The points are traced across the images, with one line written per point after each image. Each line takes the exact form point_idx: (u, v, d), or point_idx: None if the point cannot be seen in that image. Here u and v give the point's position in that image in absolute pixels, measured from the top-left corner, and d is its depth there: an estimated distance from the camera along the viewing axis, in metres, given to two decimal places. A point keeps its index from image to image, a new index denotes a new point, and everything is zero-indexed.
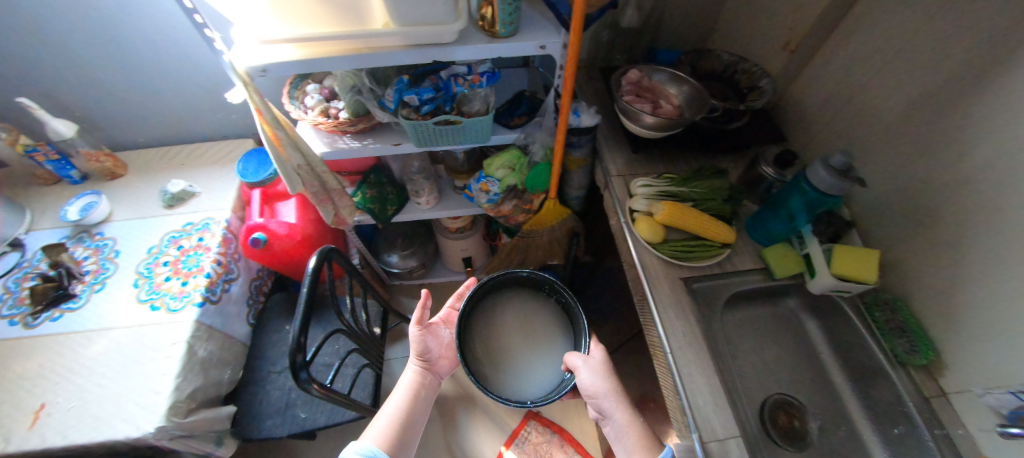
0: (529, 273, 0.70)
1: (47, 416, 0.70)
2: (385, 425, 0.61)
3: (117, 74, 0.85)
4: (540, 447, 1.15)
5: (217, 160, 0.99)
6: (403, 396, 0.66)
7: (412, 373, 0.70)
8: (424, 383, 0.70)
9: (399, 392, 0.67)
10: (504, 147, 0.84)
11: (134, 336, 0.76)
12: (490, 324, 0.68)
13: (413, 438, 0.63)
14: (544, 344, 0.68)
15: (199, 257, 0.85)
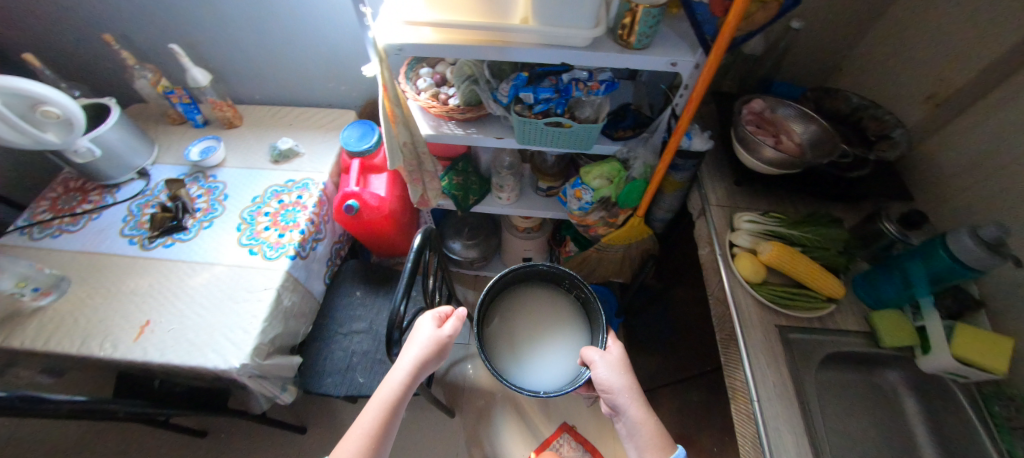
0: (548, 267, 0.74)
1: (149, 332, 0.76)
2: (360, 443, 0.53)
3: (254, 34, 0.92)
4: None
5: (321, 126, 1.06)
6: (378, 412, 0.55)
7: (400, 381, 0.57)
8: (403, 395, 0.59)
9: (370, 409, 0.56)
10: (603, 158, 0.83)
11: (233, 275, 0.82)
12: (512, 312, 0.75)
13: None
14: (556, 327, 0.74)
15: (296, 213, 0.90)
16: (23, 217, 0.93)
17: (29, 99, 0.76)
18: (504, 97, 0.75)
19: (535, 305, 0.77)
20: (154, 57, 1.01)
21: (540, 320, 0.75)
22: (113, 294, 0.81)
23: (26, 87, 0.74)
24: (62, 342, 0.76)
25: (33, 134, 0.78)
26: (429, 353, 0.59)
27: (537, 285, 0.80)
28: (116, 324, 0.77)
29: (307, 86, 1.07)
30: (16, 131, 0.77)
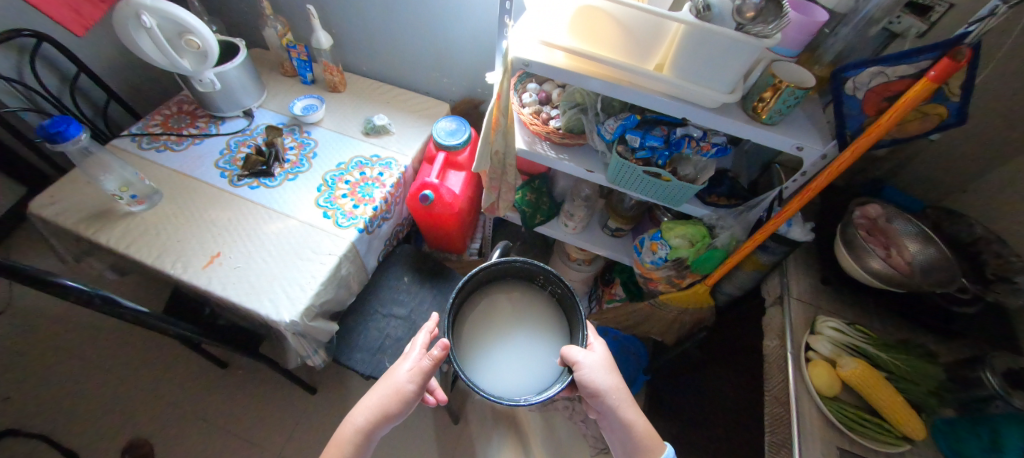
0: (522, 262, 0.62)
1: (217, 264, 0.79)
2: None
3: (383, 10, 0.99)
4: None
5: (414, 110, 1.10)
6: None
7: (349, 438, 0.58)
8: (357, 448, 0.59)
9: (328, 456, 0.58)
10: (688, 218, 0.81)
11: (303, 232, 0.85)
12: (477, 314, 0.63)
13: None
14: (526, 327, 0.63)
15: (374, 189, 0.93)
16: (137, 126, 1.01)
17: (180, 26, 0.82)
18: (607, 134, 0.75)
19: (510, 304, 0.65)
20: (287, 11, 1.10)
21: (518, 321, 0.63)
22: (194, 219, 0.85)
23: (183, 17, 0.79)
24: (141, 250, 0.81)
25: (172, 58, 0.84)
26: (385, 407, 0.58)
27: (511, 284, 0.67)
28: (190, 247, 0.81)
29: (411, 68, 1.12)
30: (159, 51, 0.83)
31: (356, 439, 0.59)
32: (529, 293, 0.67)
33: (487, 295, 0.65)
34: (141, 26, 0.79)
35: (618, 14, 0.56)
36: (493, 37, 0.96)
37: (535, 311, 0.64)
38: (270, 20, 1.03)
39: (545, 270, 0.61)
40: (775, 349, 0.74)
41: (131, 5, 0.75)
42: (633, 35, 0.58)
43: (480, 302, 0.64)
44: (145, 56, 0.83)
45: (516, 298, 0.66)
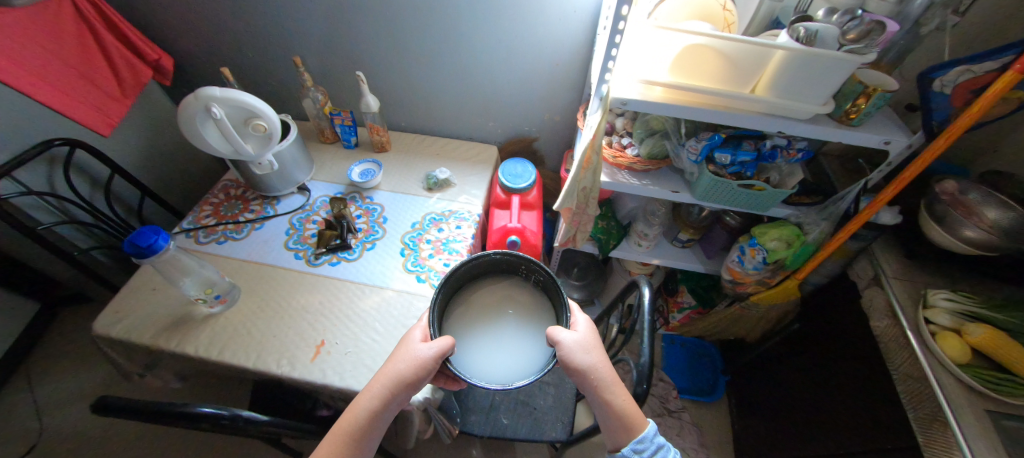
0: (505, 254, 0.62)
1: (326, 354, 0.74)
2: None
3: (427, 65, 1.00)
4: None
5: (467, 158, 1.10)
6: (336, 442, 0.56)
7: (361, 411, 0.57)
8: (366, 426, 0.57)
9: (334, 435, 0.56)
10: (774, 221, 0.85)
11: (404, 302, 0.82)
12: (468, 307, 0.66)
13: None
14: (514, 315, 0.66)
15: (459, 243, 0.90)
16: (187, 220, 0.95)
17: (247, 113, 0.79)
18: (696, 156, 0.78)
19: (495, 296, 0.68)
20: (323, 79, 1.10)
21: (501, 315, 0.65)
22: (283, 310, 0.80)
23: (252, 103, 0.77)
24: (238, 355, 0.74)
25: (237, 144, 0.80)
26: (398, 380, 0.57)
27: (497, 275, 0.70)
28: (290, 340, 0.76)
29: (452, 118, 1.13)
30: (224, 139, 0.79)
31: (369, 411, 0.57)
32: (516, 285, 0.69)
33: (472, 289, 0.68)
34: (209, 118, 0.75)
35: (724, 48, 0.61)
36: (542, 77, 0.99)
37: (521, 301, 0.66)
38: (311, 91, 1.02)
39: (527, 262, 0.62)
40: (888, 329, 0.78)
41: (202, 98, 0.72)
42: (734, 63, 0.63)
43: (467, 297, 0.67)
44: (208, 147, 0.79)
45: (503, 288, 0.69)
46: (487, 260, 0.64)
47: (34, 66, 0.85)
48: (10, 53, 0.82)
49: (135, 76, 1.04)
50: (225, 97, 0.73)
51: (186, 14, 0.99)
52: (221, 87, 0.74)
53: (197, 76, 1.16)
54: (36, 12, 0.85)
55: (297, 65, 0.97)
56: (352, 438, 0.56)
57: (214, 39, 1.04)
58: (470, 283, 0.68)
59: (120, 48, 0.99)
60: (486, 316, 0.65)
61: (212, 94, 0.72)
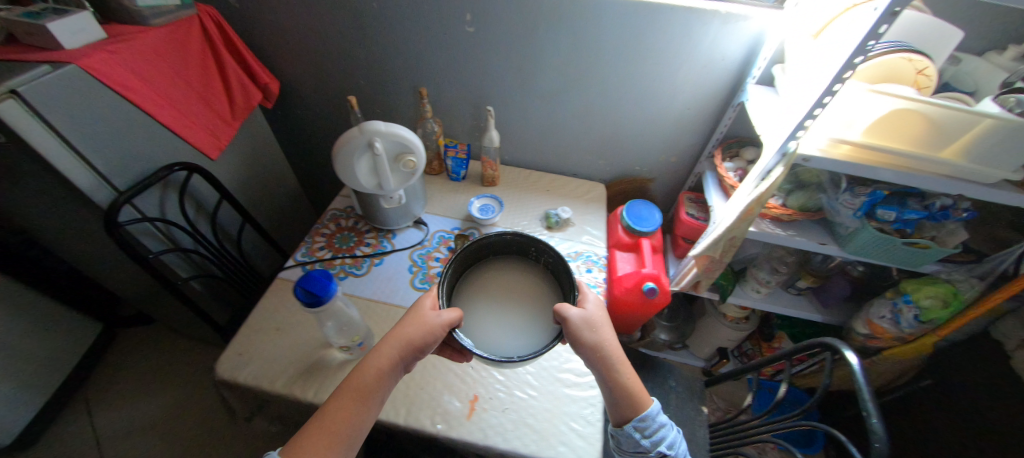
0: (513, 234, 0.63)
1: (482, 410, 0.69)
2: (324, 426, 0.53)
3: (547, 101, 1.01)
4: None
5: (577, 194, 1.08)
6: (339, 396, 0.55)
7: (368, 369, 0.57)
8: (372, 384, 0.56)
9: (339, 390, 0.56)
10: (926, 278, 0.81)
11: (551, 353, 0.77)
12: (476, 286, 0.65)
13: (357, 439, 0.55)
14: (522, 296, 0.64)
15: (594, 289, 0.86)
16: (301, 252, 0.91)
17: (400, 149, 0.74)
18: (855, 211, 0.76)
19: (504, 277, 0.67)
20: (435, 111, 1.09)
21: (513, 294, 0.64)
22: (426, 359, 0.75)
23: (410, 138, 0.72)
24: (385, 409, 0.68)
25: (383, 179, 0.74)
26: (407, 340, 0.57)
27: (508, 258, 0.69)
28: (440, 394, 0.71)
29: (558, 154, 1.12)
30: (372, 173, 0.74)
31: (380, 371, 0.57)
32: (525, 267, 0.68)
33: (483, 269, 0.68)
34: (367, 152, 0.71)
35: (932, 113, 0.60)
36: (666, 120, 0.99)
37: (530, 283, 0.65)
38: (429, 122, 1.00)
39: (532, 240, 0.63)
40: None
41: (366, 131, 0.68)
42: (934, 127, 0.62)
43: (477, 278, 0.66)
44: (354, 181, 0.74)
45: (512, 271, 0.68)
46: (497, 239, 0.65)
47: (161, 86, 0.83)
48: (143, 73, 0.80)
49: (246, 101, 1.01)
50: (389, 132, 0.69)
51: (309, 42, 0.99)
52: (386, 121, 0.69)
53: (301, 101, 1.14)
54: (173, 34, 0.84)
55: (422, 97, 0.96)
56: (360, 396, 0.56)
57: (332, 67, 1.04)
58: (480, 265, 0.68)
59: (238, 73, 0.97)
60: (496, 295, 0.64)
61: (378, 129, 0.68)
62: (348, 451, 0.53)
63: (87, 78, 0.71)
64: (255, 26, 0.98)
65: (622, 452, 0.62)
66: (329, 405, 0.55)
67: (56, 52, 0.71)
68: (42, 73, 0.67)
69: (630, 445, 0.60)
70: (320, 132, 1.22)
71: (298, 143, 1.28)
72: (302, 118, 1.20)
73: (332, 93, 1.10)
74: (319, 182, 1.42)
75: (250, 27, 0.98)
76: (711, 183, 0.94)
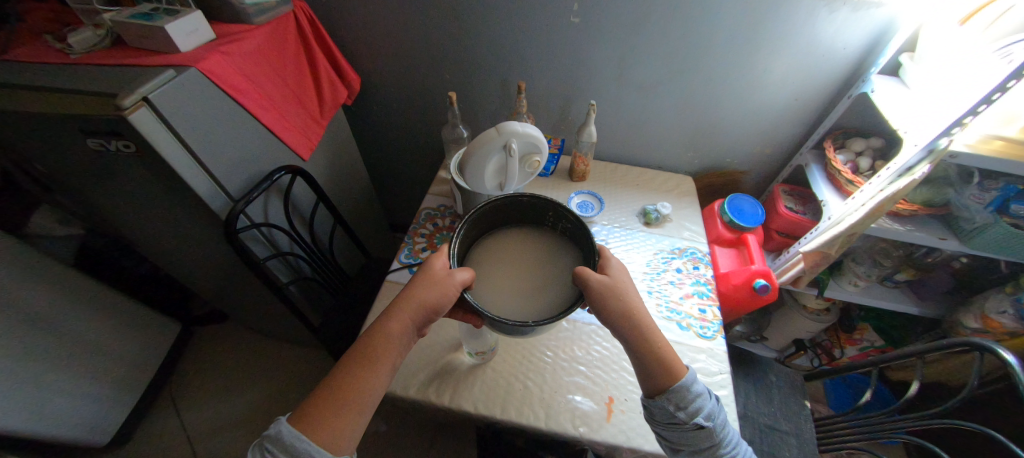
0: (531, 198, 0.61)
1: (620, 412, 0.69)
2: (335, 393, 0.51)
3: (641, 93, 0.99)
4: None
5: (667, 189, 1.07)
6: (348, 362, 0.54)
7: (379, 333, 0.55)
8: (383, 350, 0.54)
9: (350, 355, 0.55)
10: None
11: (676, 353, 0.77)
12: (488, 251, 0.65)
13: (368, 408, 0.52)
14: (535, 262, 0.63)
15: (706, 287, 0.86)
16: (404, 253, 0.90)
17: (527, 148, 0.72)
18: (984, 206, 0.74)
19: (519, 245, 0.66)
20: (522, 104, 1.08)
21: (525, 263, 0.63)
22: (553, 362, 0.75)
23: (542, 139, 0.69)
24: (523, 412, 0.68)
25: (509, 180, 0.72)
26: (417, 303, 0.56)
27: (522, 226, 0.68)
28: (574, 395, 0.70)
29: (645, 145, 1.11)
30: (500, 175, 0.72)
31: (393, 336, 0.55)
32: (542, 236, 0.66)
33: (497, 238, 0.67)
34: (500, 155, 0.68)
35: None
36: (767, 111, 0.96)
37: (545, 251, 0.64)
38: (524, 117, 0.98)
39: (549, 204, 0.60)
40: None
41: (504, 134, 0.65)
42: None
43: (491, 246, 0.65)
44: (480, 183, 0.72)
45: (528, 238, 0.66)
46: (513, 204, 0.63)
47: (265, 87, 0.81)
48: (252, 74, 0.77)
49: (334, 99, 1.00)
50: (527, 134, 0.66)
51: (398, 33, 0.96)
52: (522, 122, 0.67)
53: (381, 95, 1.13)
54: (274, 32, 0.81)
55: (519, 91, 0.94)
56: (369, 361, 0.54)
57: (420, 60, 1.02)
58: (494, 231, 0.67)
59: (328, 70, 0.95)
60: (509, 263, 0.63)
61: (516, 131, 0.65)
62: (361, 420, 0.51)
63: (207, 82, 0.69)
64: (345, 19, 0.96)
65: (659, 426, 0.57)
66: (338, 373, 0.53)
67: (174, 56, 0.68)
68: (168, 77, 0.63)
69: (668, 418, 0.55)
70: (396, 126, 1.21)
71: (372, 138, 1.27)
72: (378, 113, 1.18)
73: (415, 86, 1.08)
74: (388, 176, 1.42)
75: (341, 21, 0.96)
76: (817, 177, 0.92)
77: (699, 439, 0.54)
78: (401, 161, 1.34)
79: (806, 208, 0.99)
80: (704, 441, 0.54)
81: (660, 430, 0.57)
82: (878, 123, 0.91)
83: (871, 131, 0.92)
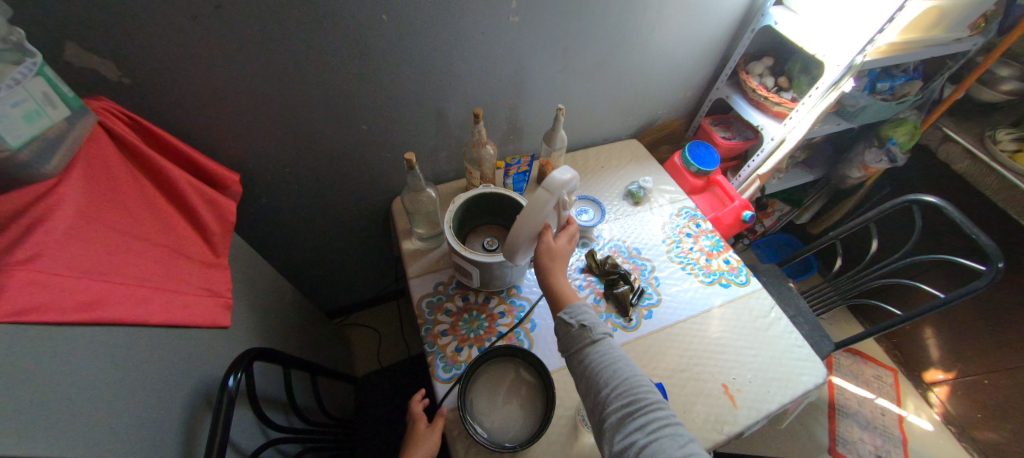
0: (508, 350, 0.67)
1: (738, 392, 0.72)
2: None
3: (580, 77, 0.94)
4: (853, 367, 1.31)
5: (628, 159, 1.09)
6: None
7: None
8: None
9: None
10: (893, 121, 1.06)
11: (736, 311, 0.83)
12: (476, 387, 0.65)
13: None
14: (508, 395, 0.65)
15: (716, 238, 0.93)
16: (438, 368, 0.72)
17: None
18: (862, 91, 0.94)
19: (498, 380, 0.66)
20: (461, 127, 0.92)
21: (500, 401, 0.64)
22: (662, 383, 0.72)
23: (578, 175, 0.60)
24: None
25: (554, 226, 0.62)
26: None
27: (499, 363, 0.68)
28: (699, 403, 0.70)
29: (590, 124, 1.08)
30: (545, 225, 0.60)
31: None
32: (513, 373, 0.67)
33: (485, 369, 0.67)
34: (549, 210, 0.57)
35: (942, 6, 0.77)
36: (684, 62, 1.03)
37: (516, 388, 0.65)
38: (486, 146, 0.84)
39: (522, 351, 0.67)
40: (971, 165, 1.02)
41: (558, 189, 0.53)
42: (939, 16, 0.79)
43: (481, 375, 0.66)
44: (529, 246, 0.59)
45: (504, 375, 0.67)
46: (497, 352, 0.67)
47: (130, 269, 0.47)
48: (96, 265, 0.44)
49: (220, 220, 0.66)
50: (574, 177, 0.55)
51: (286, 90, 0.69)
52: (563, 166, 0.54)
53: (279, 175, 0.83)
54: (86, 175, 0.46)
55: (477, 119, 0.78)
56: None
57: (323, 115, 0.76)
58: (480, 370, 0.66)
59: (196, 185, 0.61)
60: (499, 396, 0.64)
61: (566, 180, 0.53)
62: None
63: (23, 331, 0.36)
64: (185, 98, 0.63)
65: (566, 351, 0.59)
66: None
67: None
68: None
69: (562, 328, 0.60)
70: (311, 200, 0.92)
71: (276, 228, 0.95)
72: (280, 194, 0.87)
73: (325, 147, 0.82)
74: (310, 262, 1.11)
75: (189, 102, 0.64)
76: (742, 104, 1.04)
77: (596, 352, 0.56)
78: (327, 236, 1.05)
79: (733, 132, 1.14)
80: (598, 353, 0.56)
81: (569, 353, 0.58)
82: (763, 44, 1.05)
83: (758, 51, 1.06)
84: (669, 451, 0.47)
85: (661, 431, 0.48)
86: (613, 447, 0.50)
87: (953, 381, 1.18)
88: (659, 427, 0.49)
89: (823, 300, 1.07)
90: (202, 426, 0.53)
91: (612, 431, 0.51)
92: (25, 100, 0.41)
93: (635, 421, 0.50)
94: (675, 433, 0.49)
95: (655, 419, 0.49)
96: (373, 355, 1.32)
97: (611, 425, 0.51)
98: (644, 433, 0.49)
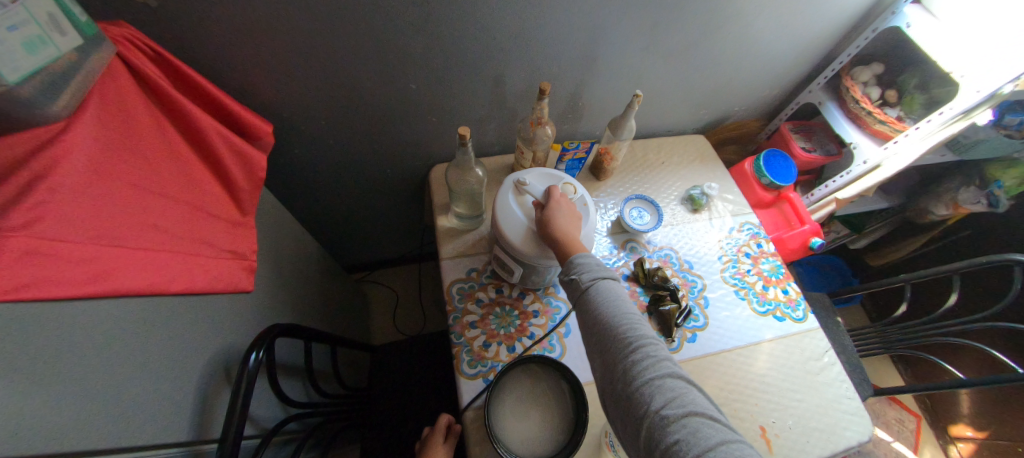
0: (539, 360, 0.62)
1: (776, 437, 0.67)
2: None
3: (662, 59, 0.81)
4: (875, 406, 1.26)
5: (692, 158, 0.97)
6: None
7: None
8: None
9: None
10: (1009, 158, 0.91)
11: (786, 348, 0.76)
12: (500, 393, 0.60)
13: None
14: (533, 408, 0.59)
15: (777, 263, 0.84)
16: (463, 362, 0.67)
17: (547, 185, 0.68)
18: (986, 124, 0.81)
19: (523, 391, 0.61)
20: (518, 99, 0.82)
21: (525, 413, 0.59)
22: None
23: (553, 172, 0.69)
24: None
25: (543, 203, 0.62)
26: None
27: (526, 370, 0.62)
28: None
29: (657, 112, 0.96)
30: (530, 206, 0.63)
31: None
32: (541, 385, 0.61)
33: (513, 377, 0.61)
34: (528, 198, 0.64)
35: None
36: (782, 55, 0.88)
37: (543, 402, 0.60)
38: (545, 126, 0.74)
39: (554, 364, 0.61)
40: None
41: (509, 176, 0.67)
42: None
43: (508, 381, 0.61)
44: (512, 221, 0.61)
45: (530, 386, 0.61)
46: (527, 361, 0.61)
47: (147, 232, 0.42)
48: (110, 230, 0.38)
49: (248, 175, 0.59)
50: (531, 172, 0.68)
51: (331, 35, 0.60)
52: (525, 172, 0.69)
53: (315, 127, 0.75)
54: (101, 119, 0.40)
55: (541, 95, 0.67)
56: None
57: (371, 68, 0.67)
58: (506, 374, 0.61)
59: (225, 135, 0.54)
60: (523, 407, 0.59)
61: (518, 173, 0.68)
62: None
63: (20, 310, 0.30)
64: (218, 30, 0.54)
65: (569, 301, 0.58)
66: None
67: None
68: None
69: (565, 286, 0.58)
70: (345, 156, 0.85)
71: (306, 181, 0.89)
72: (313, 148, 0.80)
73: (367, 103, 0.74)
74: (337, 218, 1.05)
75: (221, 36, 0.55)
76: (836, 115, 0.90)
77: (584, 302, 0.54)
78: (357, 195, 0.99)
79: (814, 144, 1.01)
80: (590, 302, 0.53)
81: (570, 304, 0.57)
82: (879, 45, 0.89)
83: (870, 54, 0.90)
84: (649, 400, 0.44)
85: (645, 379, 0.45)
86: (608, 392, 0.50)
87: (981, 441, 1.13)
88: (642, 375, 0.46)
89: (871, 343, 1.00)
90: (221, 399, 0.51)
91: (606, 376, 0.50)
92: (25, 22, 0.34)
93: (622, 367, 0.48)
94: (658, 382, 0.45)
95: (639, 367, 0.46)
96: (389, 317, 1.31)
97: (603, 372, 0.51)
98: (629, 380, 0.46)
